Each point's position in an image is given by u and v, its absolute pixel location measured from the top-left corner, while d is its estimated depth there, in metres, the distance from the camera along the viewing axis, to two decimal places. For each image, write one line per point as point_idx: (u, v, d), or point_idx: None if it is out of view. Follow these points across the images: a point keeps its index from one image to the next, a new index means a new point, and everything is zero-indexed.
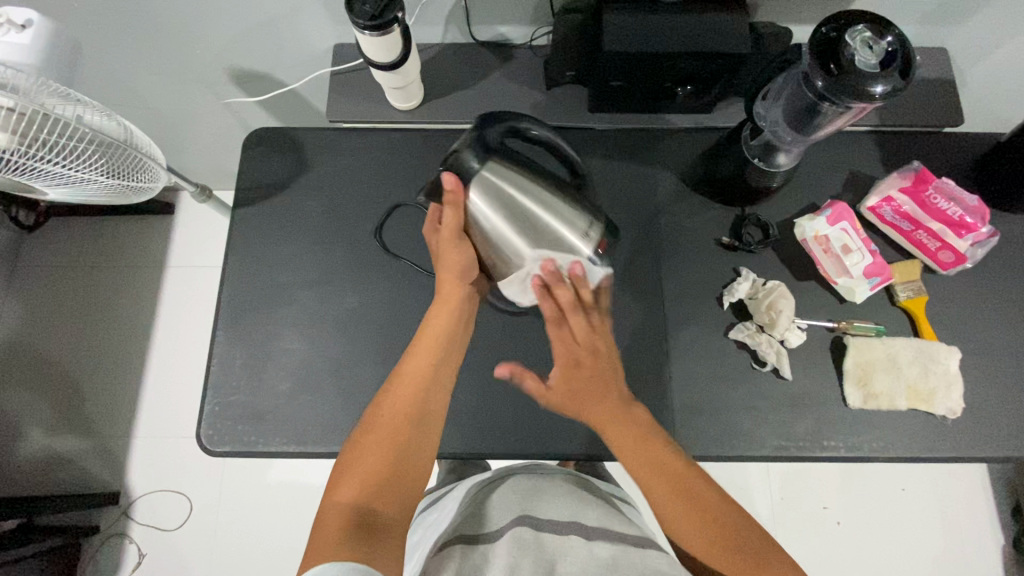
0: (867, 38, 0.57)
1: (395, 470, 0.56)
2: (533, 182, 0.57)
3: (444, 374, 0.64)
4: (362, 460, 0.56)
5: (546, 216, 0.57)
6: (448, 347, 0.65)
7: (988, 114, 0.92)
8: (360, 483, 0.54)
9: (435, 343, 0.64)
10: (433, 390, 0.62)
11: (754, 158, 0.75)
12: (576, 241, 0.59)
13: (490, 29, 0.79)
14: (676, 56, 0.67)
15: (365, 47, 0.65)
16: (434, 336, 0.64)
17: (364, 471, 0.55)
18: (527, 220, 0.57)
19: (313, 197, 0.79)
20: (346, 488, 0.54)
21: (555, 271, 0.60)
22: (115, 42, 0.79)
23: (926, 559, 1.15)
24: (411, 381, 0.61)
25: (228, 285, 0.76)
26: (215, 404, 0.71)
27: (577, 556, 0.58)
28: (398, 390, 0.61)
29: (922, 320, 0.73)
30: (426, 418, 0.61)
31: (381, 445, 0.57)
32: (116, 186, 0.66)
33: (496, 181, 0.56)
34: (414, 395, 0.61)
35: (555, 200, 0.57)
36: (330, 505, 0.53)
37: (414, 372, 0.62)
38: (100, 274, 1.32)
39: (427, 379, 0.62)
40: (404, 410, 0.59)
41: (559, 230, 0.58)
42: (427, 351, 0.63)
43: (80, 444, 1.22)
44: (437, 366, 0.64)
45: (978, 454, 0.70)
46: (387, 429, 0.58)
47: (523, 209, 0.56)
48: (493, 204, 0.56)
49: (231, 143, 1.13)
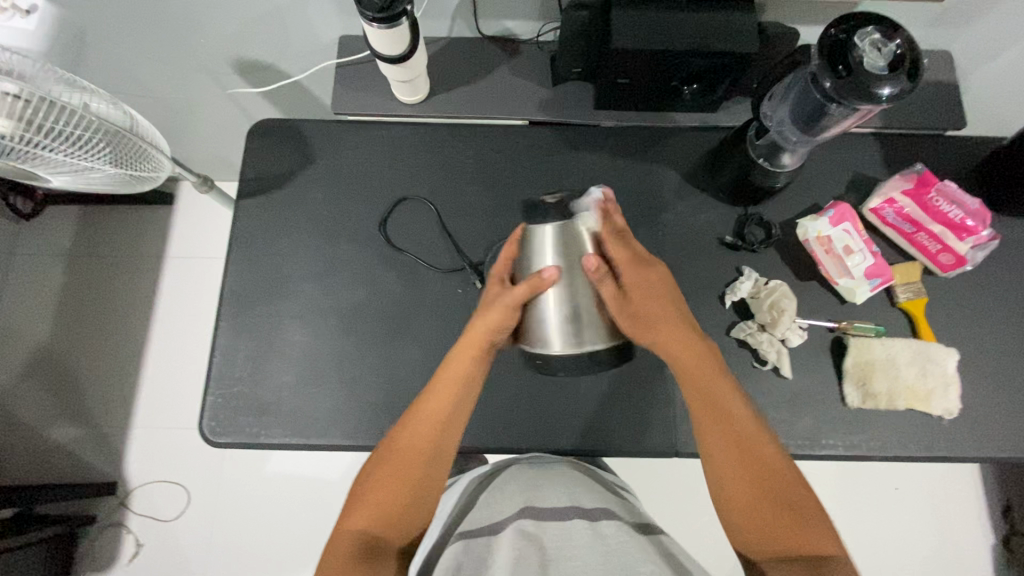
0: (876, 41, 0.57)
1: (407, 498, 0.61)
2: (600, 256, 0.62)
3: (461, 417, 0.63)
4: (376, 491, 0.60)
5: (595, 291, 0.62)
6: (465, 391, 0.63)
7: (990, 118, 0.92)
8: (371, 513, 0.60)
9: (454, 384, 0.63)
10: (449, 433, 0.63)
11: (760, 158, 0.74)
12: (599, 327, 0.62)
13: (497, 24, 0.78)
14: (684, 55, 0.67)
15: (372, 39, 0.65)
16: (453, 377, 0.63)
17: (376, 501, 0.60)
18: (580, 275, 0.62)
19: (317, 189, 0.79)
20: (357, 519, 0.60)
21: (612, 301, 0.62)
22: (118, 30, 0.78)
23: (916, 558, 1.16)
24: (428, 424, 0.62)
25: (231, 276, 0.76)
26: (218, 395, 0.71)
27: (581, 539, 0.59)
28: (414, 429, 0.62)
29: (921, 322, 0.74)
30: (440, 457, 0.62)
31: (394, 480, 0.60)
32: (120, 175, 0.66)
33: (576, 234, 0.62)
34: (429, 435, 0.61)
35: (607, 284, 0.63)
36: (343, 531, 0.59)
37: (433, 412, 0.62)
38: (98, 264, 1.31)
39: (444, 420, 0.62)
40: (417, 452, 0.61)
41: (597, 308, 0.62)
42: (446, 391, 0.62)
43: (78, 434, 1.21)
44: (456, 407, 0.62)
45: (975, 455, 0.71)
46: (401, 465, 0.61)
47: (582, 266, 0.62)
48: (560, 248, 0.62)
49: (233, 133, 1.12)
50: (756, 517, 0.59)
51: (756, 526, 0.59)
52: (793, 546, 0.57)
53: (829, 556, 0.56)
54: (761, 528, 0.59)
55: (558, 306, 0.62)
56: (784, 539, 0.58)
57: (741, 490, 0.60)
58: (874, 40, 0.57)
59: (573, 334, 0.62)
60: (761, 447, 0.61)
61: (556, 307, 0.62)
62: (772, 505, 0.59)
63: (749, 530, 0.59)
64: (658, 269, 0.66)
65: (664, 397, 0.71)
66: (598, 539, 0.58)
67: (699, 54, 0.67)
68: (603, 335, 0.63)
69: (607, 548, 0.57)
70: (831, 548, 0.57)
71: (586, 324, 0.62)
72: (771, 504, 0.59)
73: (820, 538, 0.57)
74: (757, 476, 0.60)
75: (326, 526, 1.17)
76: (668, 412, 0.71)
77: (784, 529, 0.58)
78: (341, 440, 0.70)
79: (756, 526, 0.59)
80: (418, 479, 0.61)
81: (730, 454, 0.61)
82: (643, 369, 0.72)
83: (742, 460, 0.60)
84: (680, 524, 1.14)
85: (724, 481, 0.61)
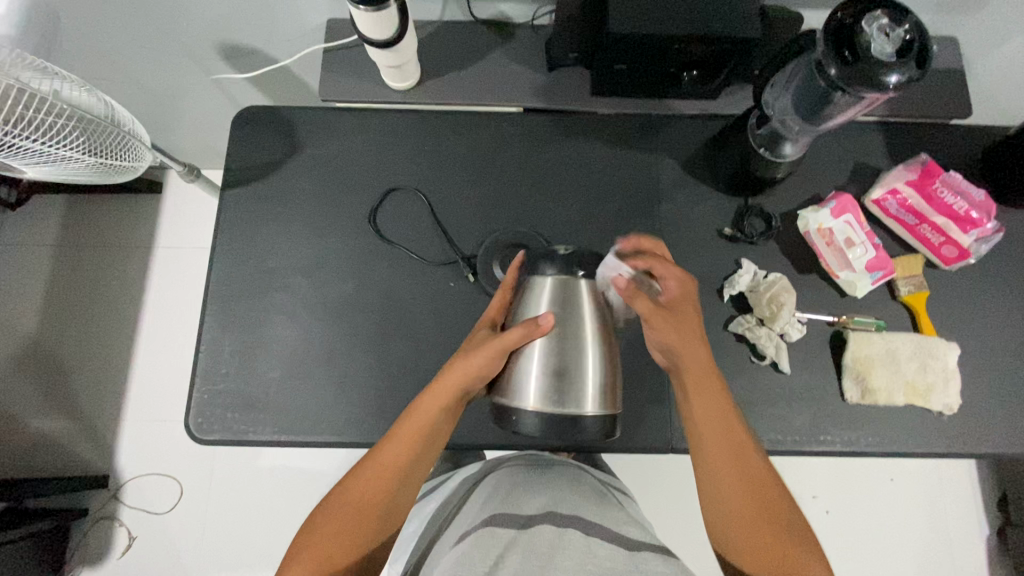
0: (884, 25, 0.55)
1: (357, 551, 0.56)
2: (597, 320, 0.58)
3: (420, 469, 0.60)
4: (328, 538, 0.55)
5: (584, 354, 0.58)
6: (429, 440, 0.60)
7: (996, 106, 0.90)
8: (316, 563, 0.54)
9: (419, 433, 0.59)
10: (409, 483, 0.60)
11: (760, 147, 0.72)
12: (588, 396, 0.57)
13: (490, 7, 0.75)
14: (684, 40, 0.64)
15: (359, 23, 0.62)
16: (417, 426, 0.59)
17: (322, 550, 0.55)
18: (575, 334, 0.58)
19: (304, 178, 0.77)
20: (301, 566, 0.54)
21: (604, 368, 0.58)
22: (96, 14, 0.75)
23: (909, 549, 1.16)
24: (384, 473, 0.58)
25: (216, 268, 0.74)
26: (204, 392, 0.70)
27: (575, 550, 0.56)
28: (366, 476, 0.58)
29: (922, 316, 0.72)
30: (395, 511, 0.59)
31: (345, 529, 0.56)
32: (99, 166, 0.64)
33: (578, 292, 0.58)
34: (385, 485, 0.58)
35: (600, 348, 0.58)
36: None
37: (392, 461, 0.58)
38: (86, 254, 1.29)
39: (402, 471, 0.59)
40: (374, 503, 0.57)
41: (583, 373, 0.57)
42: (409, 440, 0.59)
43: (68, 426, 1.20)
44: (417, 457, 0.59)
45: (975, 451, 0.70)
46: (353, 514, 0.57)
47: (578, 324, 0.58)
48: (555, 300, 0.58)
49: (221, 120, 1.09)
50: (755, 539, 0.57)
51: (753, 547, 0.56)
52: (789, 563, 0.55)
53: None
54: (757, 549, 0.56)
55: (540, 363, 0.57)
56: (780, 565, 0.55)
57: (737, 507, 0.58)
58: (881, 25, 0.55)
59: (552, 395, 0.56)
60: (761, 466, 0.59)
61: (538, 363, 0.57)
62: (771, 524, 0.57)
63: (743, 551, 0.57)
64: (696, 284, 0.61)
65: (660, 392, 0.70)
66: (591, 550, 0.56)
67: (699, 40, 0.64)
68: (592, 406, 0.57)
69: (598, 559, 0.55)
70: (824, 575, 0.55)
71: (567, 386, 0.56)
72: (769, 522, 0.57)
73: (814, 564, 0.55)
74: (754, 490, 0.58)
75: None
76: (663, 409, 0.69)
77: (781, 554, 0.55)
78: (331, 437, 0.68)
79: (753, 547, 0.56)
80: (374, 529, 0.57)
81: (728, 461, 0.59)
82: (639, 365, 0.71)
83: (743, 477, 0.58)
84: (675, 516, 1.14)
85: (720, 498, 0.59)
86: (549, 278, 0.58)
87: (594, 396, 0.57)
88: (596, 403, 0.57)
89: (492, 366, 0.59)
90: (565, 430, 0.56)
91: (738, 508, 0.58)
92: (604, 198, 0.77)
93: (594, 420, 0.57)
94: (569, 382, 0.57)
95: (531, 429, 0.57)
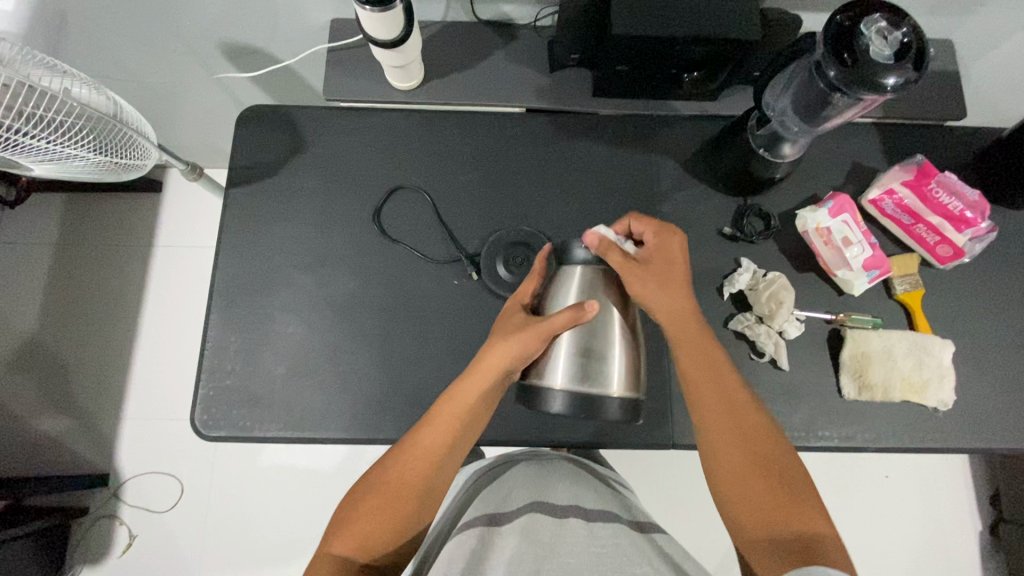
0: (881, 29, 0.56)
1: (393, 530, 0.57)
2: (621, 311, 0.61)
3: (457, 452, 0.61)
4: (364, 517, 0.57)
5: (613, 339, 0.59)
6: (467, 422, 0.60)
7: (989, 108, 0.92)
8: (355, 540, 0.56)
9: (456, 417, 0.60)
10: (445, 469, 0.61)
11: (760, 147, 0.72)
12: (615, 377, 0.58)
13: (494, 8, 0.76)
14: (682, 41, 0.65)
15: (364, 22, 0.63)
16: (456, 409, 0.60)
17: (361, 530, 0.56)
18: (602, 320, 0.60)
19: (309, 177, 0.77)
20: (341, 543, 0.56)
21: (633, 353, 0.60)
22: (102, 14, 0.75)
23: (904, 544, 1.18)
24: (421, 456, 0.59)
25: (220, 265, 0.74)
26: (209, 388, 0.70)
27: (577, 537, 0.58)
28: (403, 458, 0.59)
29: (917, 313, 0.74)
30: (431, 495, 0.60)
31: (381, 511, 0.57)
32: (106, 164, 0.64)
33: (603, 284, 0.61)
34: (423, 467, 0.59)
35: (625, 332, 0.60)
36: (322, 556, 0.55)
37: (429, 444, 0.59)
38: (85, 253, 1.29)
39: (439, 454, 0.59)
40: (411, 488, 0.58)
41: (612, 355, 0.59)
42: (445, 424, 0.60)
43: (68, 425, 1.20)
44: (454, 440, 0.60)
45: (970, 446, 0.71)
46: (388, 493, 0.58)
47: (604, 312, 0.60)
48: (585, 289, 0.61)
49: (223, 118, 1.09)
50: (753, 497, 0.57)
51: (749, 503, 0.57)
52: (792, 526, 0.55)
53: (827, 540, 0.54)
54: (755, 506, 0.57)
55: (573, 347, 0.59)
56: (780, 520, 0.55)
57: (742, 471, 0.58)
58: (879, 28, 0.56)
59: (581, 372, 0.58)
60: (763, 425, 0.60)
61: (569, 346, 0.59)
62: (770, 485, 0.57)
63: (743, 508, 0.57)
64: (674, 232, 0.63)
65: (661, 388, 0.71)
66: (593, 538, 0.58)
67: (697, 40, 0.65)
68: (623, 387, 0.58)
69: (601, 549, 0.56)
70: (828, 532, 0.54)
71: (596, 366, 0.58)
72: (764, 480, 0.57)
73: (819, 521, 0.55)
74: (755, 454, 0.58)
75: (322, 517, 1.17)
76: (665, 405, 0.70)
77: (785, 507, 0.56)
78: (337, 433, 0.69)
79: (752, 505, 0.57)
80: (410, 509, 0.58)
81: (726, 424, 0.60)
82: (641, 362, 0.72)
83: (741, 436, 0.59)
84: (674, 513, 1.15)
85: (717, 459, 0.59)
86: (580, 266, 0.62)
87: (621, 379, 0.59)
88: (621, 384, 0.58)
89: (537, 347, 0.59)
90: (594, 409, 0.58)
91: (743, 473, 0.58)
92: (606, 197, 0.78)
93: (624, 402, 0.58)
94: (597, 363, 0.58)
95: (560, 406, 0.58)
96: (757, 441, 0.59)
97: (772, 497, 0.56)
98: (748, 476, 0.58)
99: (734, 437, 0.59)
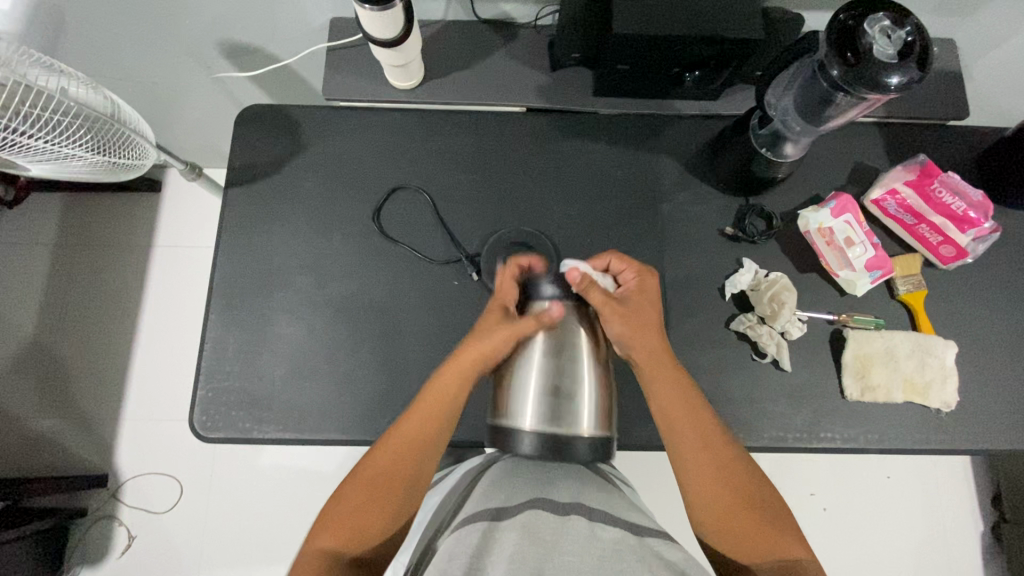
0: (885, 28, 0.56)
1: (384, 515, 0.59)
2: (591, 349, 0.61)
3: (442, 440, 0.62)
4: (354, 507, 0.58)
5: (582, 378, 0.60)
6: (451, 411, 0.62)
7: (992, 108, 0.91)
8: (344, 530, 0.57)
9: (440, 406, 0.61)
10: (432, 456, 0.62)
11: (761, 147, 0.73)
12: (585, 414, 0.60)
13: (495, 7, 0.75)
14: (682, 41, 0.65)
15: (364, 21, 0.62)
16: (440, 399, 0.61)
17: (354, 519, 0.58)
18: (571, 360, 0.60)
19: (308, 178, 0.77)
20: (329, 537, 0.57)
21: (604, 389, 0.61)
22: (99, 14, 0.75)
23: (906, 544, 1.17)
24: (408, 444, 0.60)
25: (220, 265, 0.74)
26: (208, 389, 0.70)
27: (579, 537, 0.57)
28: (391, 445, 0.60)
29: (921, 314, 0.73)
30: (422, 478, 0.61)
31: (372, 497, 0.59)
32: (104, 164, 0.64)
33: (571, 323, 0.61)
34: (411, 453, 0.60)
35: (592, 366, 0.61)
36: (315, 550, 0.57)
37: (415, 430, 0.60)
38: (84, 253, 1.28)
39: (426, 440, 0.61)
40: (403, 469, 0.60)
41: (580, 394, 0.60)
42: (431, 412, 0.61)
43: (68, 426, 1.19)
44: (439, 428, 0.61)
45: (973, 447, 0.71)
46: (380, 478, 0.59)
47: (574, 351, 0.61)
48: (553, 330, 0.61)
49: (221, 118, 1.09)
50: (733, 527, 0.59)
51: (730, 533, 0.59)
52: (773, 551, 0.57)
53: (804, 563, 0.56)
54: (735, 536, 0.59)
55: (542, 386, 0.60)
56: (761, 548, 0.57)
57: (719, 502, 0.60)
58: (883, 26, 0.56)
59: (549, 413, 0.59)
60: (735, 457, 0.61)
61: (538, 386, 0.60)
62: (748, 511, 0.59)
63: (724, 539, 0.59)
64: (653, 279, 0.65)
65: None
66: (595, 538, 0.57)
67: (699, 41, 0.64)
68: (593, 426, 0.60)
69: (602, 550, 0.56)
70: (805, 554, 0.57)
71: (564, 406, 0.59)
72: (744, 513, 0.59)
73: (796, 545, 0.57)
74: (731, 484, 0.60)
75: None
76: None
77: (762, 534, 0.58)
78: (337, 434, 0.69)
79: (730, 533, 0.59)
80: (402, 492, 0.60)
81: (701, 458, 0.61)
82: None
83: (717, 468, 0.60)
84: (675, 513, 1.15)
85: (696, 493, 0.61)
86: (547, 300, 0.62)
87: (590, 416, 0.60)
88: (587, 420, 0.60)
89: (508, 345, 0.61)
90: (563, 447, 0.59)
91: (721, 505, 0.59)
92: (606, 198, 0.78)
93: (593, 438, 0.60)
94: (565, 403, 0.59)
95: (531, 446, 0.59)
96: (731, 470, 0.60)
97: (751, 526, 0.58)
98: (725, 507, 0.59)
99: (710, 471, 0.60)
